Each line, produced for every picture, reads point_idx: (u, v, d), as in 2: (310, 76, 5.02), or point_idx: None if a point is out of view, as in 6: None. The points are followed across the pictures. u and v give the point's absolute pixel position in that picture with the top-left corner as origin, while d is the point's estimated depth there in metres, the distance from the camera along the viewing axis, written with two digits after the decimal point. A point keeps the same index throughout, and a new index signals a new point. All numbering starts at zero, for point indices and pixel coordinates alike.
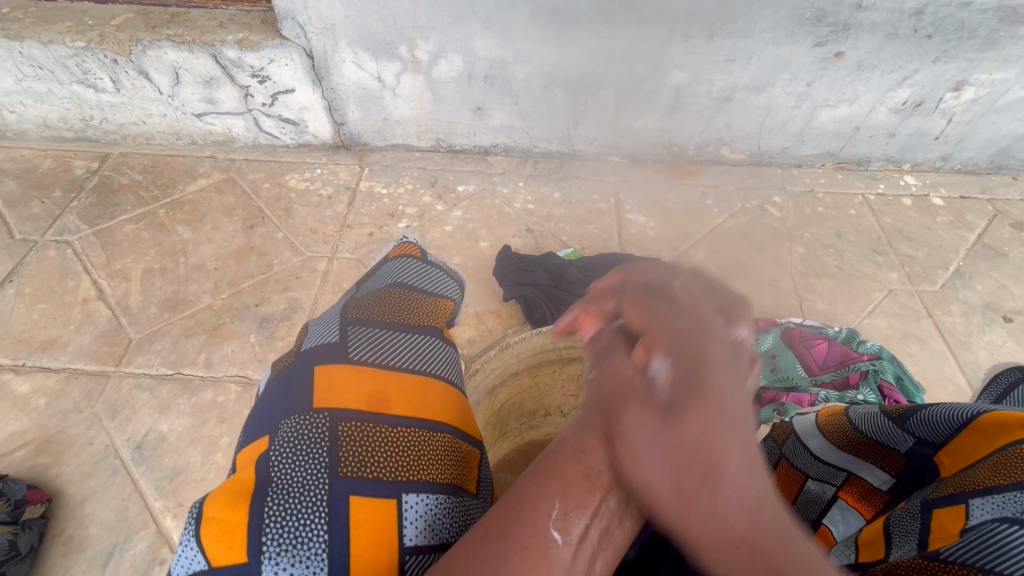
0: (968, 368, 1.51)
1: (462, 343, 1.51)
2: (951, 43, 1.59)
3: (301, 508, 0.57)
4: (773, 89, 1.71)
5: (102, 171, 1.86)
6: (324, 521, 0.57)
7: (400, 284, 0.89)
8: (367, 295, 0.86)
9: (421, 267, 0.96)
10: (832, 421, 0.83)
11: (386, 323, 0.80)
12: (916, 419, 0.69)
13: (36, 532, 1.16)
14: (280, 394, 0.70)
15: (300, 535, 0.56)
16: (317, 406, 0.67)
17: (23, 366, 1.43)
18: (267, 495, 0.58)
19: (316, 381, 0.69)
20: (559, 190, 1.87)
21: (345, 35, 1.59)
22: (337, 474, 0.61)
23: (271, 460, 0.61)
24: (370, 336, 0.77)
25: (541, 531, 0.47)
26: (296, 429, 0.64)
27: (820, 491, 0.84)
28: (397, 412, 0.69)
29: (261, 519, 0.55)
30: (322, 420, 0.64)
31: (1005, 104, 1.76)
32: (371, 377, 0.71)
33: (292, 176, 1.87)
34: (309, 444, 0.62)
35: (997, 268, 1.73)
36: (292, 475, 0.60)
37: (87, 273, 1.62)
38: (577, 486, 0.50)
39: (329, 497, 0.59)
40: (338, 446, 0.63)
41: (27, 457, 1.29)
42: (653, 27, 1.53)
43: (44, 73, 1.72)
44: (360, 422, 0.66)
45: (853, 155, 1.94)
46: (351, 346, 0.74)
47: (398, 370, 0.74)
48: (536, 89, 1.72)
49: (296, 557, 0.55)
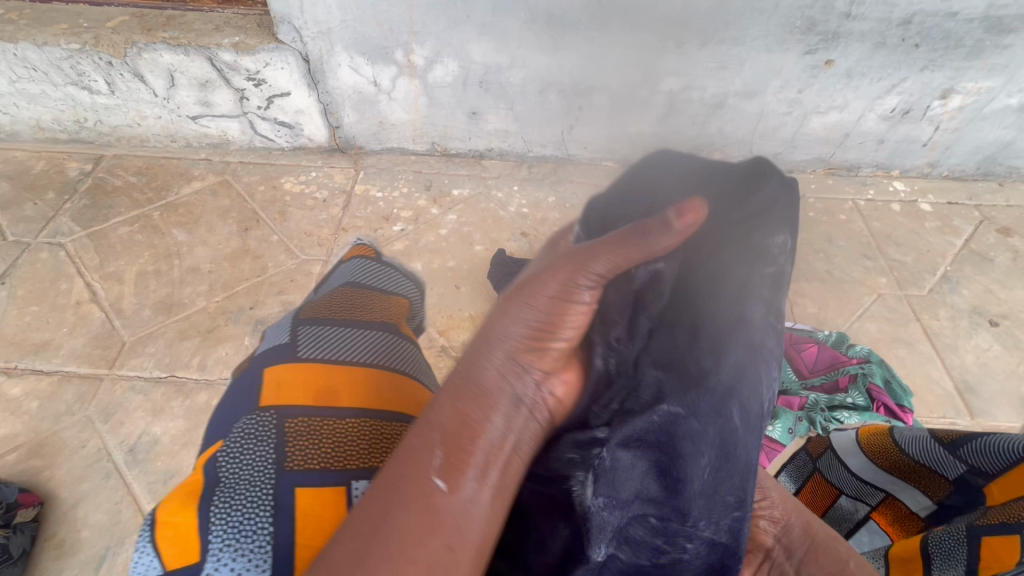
0: (955, 371, 1.53)
1: (456, 346, 1.52)
2: (938, 52, 1.63)
3: (246, 503, 0.62)
4: (764, 95, 1.74)
5: (96, 174, 1.86)
6: (269, 513, 0.61)
7: (355, 285, 0.93)
8: (320, 299, 0.89)
9: (376, 268, 0.99)
10: (876, 445, 0.90)
11: (339, 321, 0.82)
12: (971, 449, 0.75)
13: (28, 536, 1.16)
14: (234, 398, 0.74)
15: (246, 528, 0.60)
16: (264, 405, 0.70)
17: (16, 369, 1.42)
18: (214, 494, 0.62)
19: (266, 382, 0.73)
20: (554, 195, 1.88)
21: (341, 39, 1.60)
22: (283, 468, 0.64)
23: (218, 461, 0.65)
24: (320, 333, 0.79)
25: (424, 485, 0.49)
26: (243, 428, 0.67)
27: (854, 507, 0.93)
28: (347, 404, 0.71)
29: (208, 518, 0.60)
30: (268, 418, 0.68)
31: (991, 111, 1.79)
32: (317, 373, 0.74)
33: (288, 179, 1.87)
34: (256, 442, 0.66)
35: (983, 272, 1.75)
36: (238, 472, 0.64)
37: (81, 275, 1.61)
38: (456, 438, 0.51)
39: (275, 490, 0.63)
40: (284, 441, 0.66)
41: (19, 460, 1.28)
42: (645, 34, 1.54)
43: (38, 74, 1.72)
44: (306, 417, 0.69)
45: (843, 162, 1.97)
46: (300, 344, 0.77)
47: (350, 363, 0.76)
48: (531, 94, 1.74)
49: (240, 550, 0.59)
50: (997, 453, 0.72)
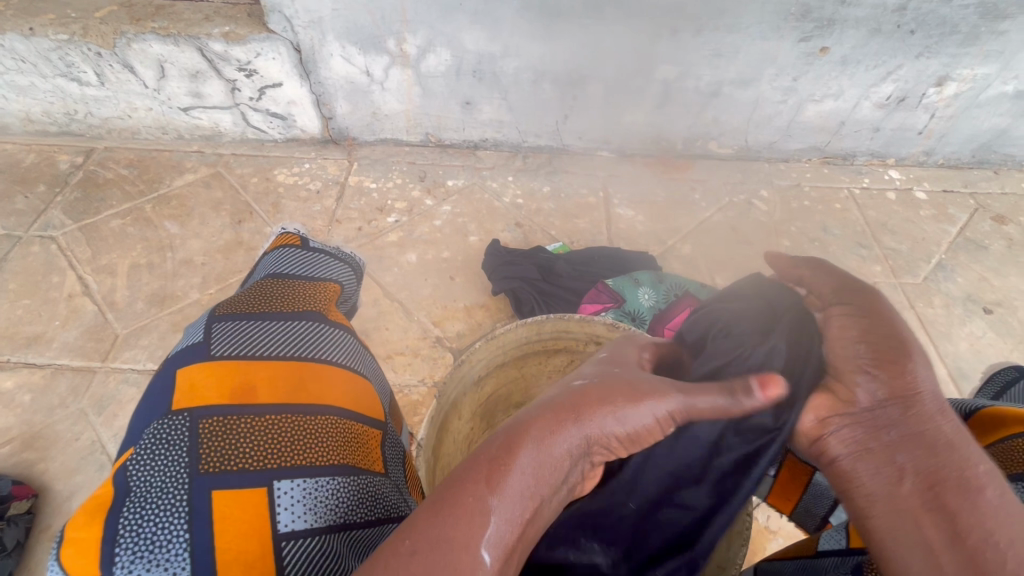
0: (948, 359, 1.53)
1: (451, 336, 1.52)
2: (934, 38, 1.61)
3: (158, 511, 0.55)
4: (759, 84, 1.73)
5: (87, 166, 1.84)
6: (184, 519, 0.55)
7: (274, 276, 0.84)
8: (243, 291, 0.81)
9: (301, 255, 0.90)
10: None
11: (261, 315, 0.75)
12: None
13: (23, 528, 1.16)
14: (145, 406, 0.66)
15: (159, 537, 0.54)
16: (176, 407, 0.62)
17: (8, 362, 1.42)
18: (124, 504, 0.55)
19: (176, 385, 0.65)
20: (549, 184, 1.88)
21: (333, 28, 1.57)
22: (197, 471, 0.58)
23: (128, 469, 0.58)
24: (234, 328, 0.72)
25: (474, 549, 0.43)
26: (154, 434, 0.60)
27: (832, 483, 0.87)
28: (265, 401, 0.65)
29: (117, 530, 0.53)
30: (180, 421, 0.61)
31: (986, 98, 1.79)
32: (235, 370, 0.67)
33: (280, 171, 1.86)
34: (167, 447, 0.59)
35: (978, 260, 1.76)
36: (150, 480, 0.57)
37: (73, 268, 1.60)
38: (508, 511, 0.46)
39: (189, 496, 0.56)
40: (198, 444, 0.60)
41: (13, 453, 1.28)
42: (639, 22, 1.54)
43: (26, 66, 1.70)
44: (224, 416, 0.62)
45: (838, 150, 1.96)
46: (214, 342, 0.70)
47: (273, 358, 0.70)
48: (525, 83, 1.73)
49: (153, 561, 0.52)
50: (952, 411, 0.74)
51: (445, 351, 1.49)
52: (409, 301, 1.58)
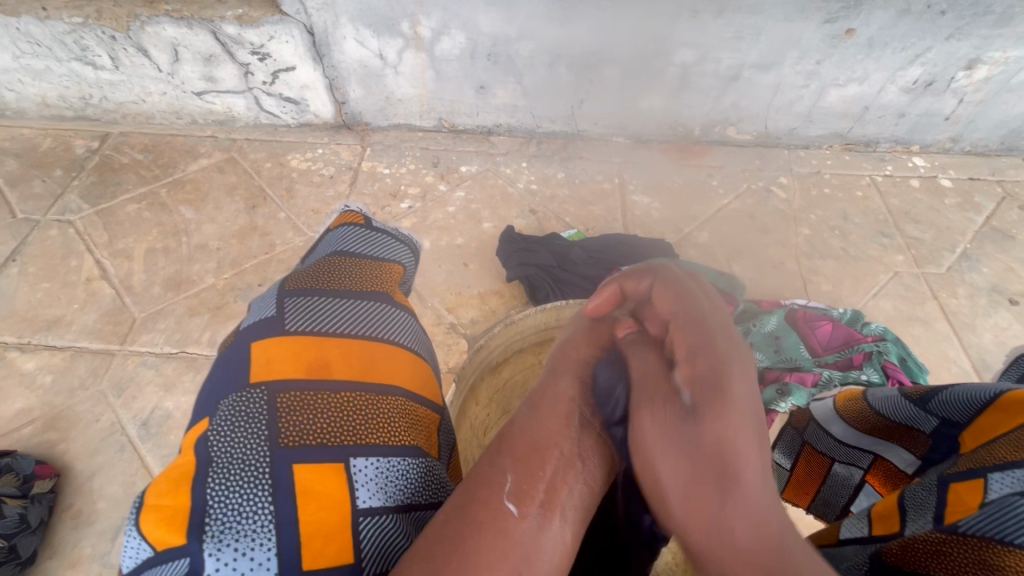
0: (971, 350, 1.50)
1: (465, 323, 1.52)
2: (966, 19, 1.55)
3: (244, 482, 0.53)
4: (782, 67, 1.68)
5: (102, 151, 1.85)
6: (267, 492, 0.53)
7: (340, 254, 0.80)
8: (305, 267, 0.78)
9: (366, 234, 0.86)
10: (852, 407, 0.87)
11: (330, 292, 0.73)
12: (938, 402, 0.71)
13: (46, 506, 1.18)
14: (218, 376, 0.64)
15: (245, 508, 0.52)
16: (252, 381, 0.61)
17: (29, 344, 1.44)
18: (208, 474, 0.53)
19: (252, 358, 0.63)
20: (563, 170, 1.86)
21: (346, 11, 1.55)
22: (277, 445, 0.56)
23: (209, 440, 0.56)
24: (306, 304, 0.70)
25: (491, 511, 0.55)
26: (232, 407, 0.58)
27: (849, 473, 0.91)
28: (339, 379, 0.63)
29: (205, 499, 0.52)
30: (258, 394, 0.59)
31: (1018, 82, 1.73)
32: (308, 347, 0.65)
33: (294, 156, 1.85)
34: (247, 420, 0.57)
35: (1004, 250, 1.71)
36: (233, 451, 0.55)
37: (90, 252, 1.61)
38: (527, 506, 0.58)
39: (270, 469, 0.54)
40: (277, 417, 0.58)
41: (35, 433, 1.30)
42: (659, 3, 1.51)
43: (42, 49, 1.70)
44: (300, 391, 0.61)
45: (861, 136, 1.92)
46: (286, 316, 0.68)
47: (340, 337, 0.67)
48: (540, 67, 1.69)
49: (241, 531, 0.51)
50: (959, 402, 0.68)
51: (459, 337, 1.49)
52: (423, 287, 1.57)
